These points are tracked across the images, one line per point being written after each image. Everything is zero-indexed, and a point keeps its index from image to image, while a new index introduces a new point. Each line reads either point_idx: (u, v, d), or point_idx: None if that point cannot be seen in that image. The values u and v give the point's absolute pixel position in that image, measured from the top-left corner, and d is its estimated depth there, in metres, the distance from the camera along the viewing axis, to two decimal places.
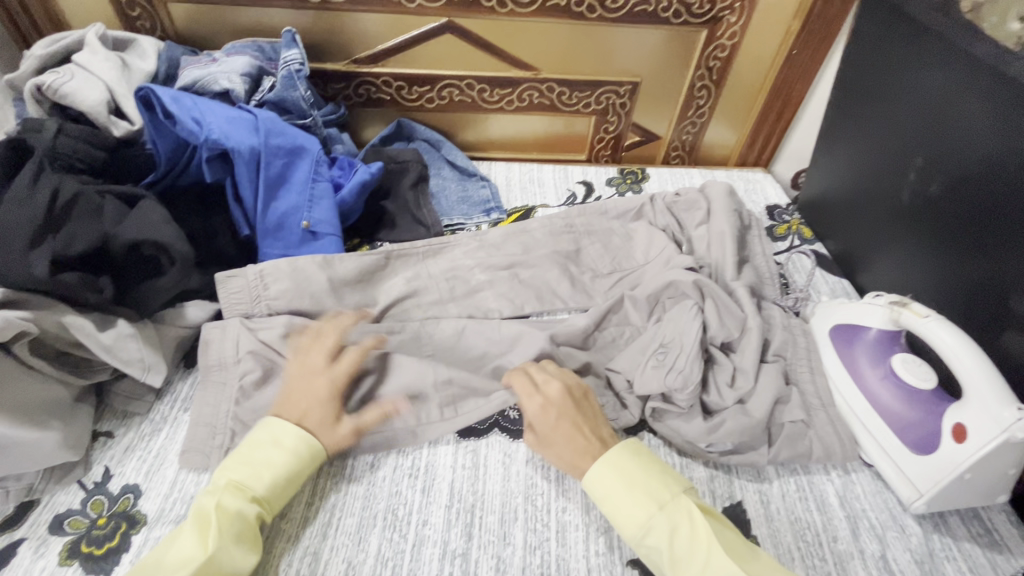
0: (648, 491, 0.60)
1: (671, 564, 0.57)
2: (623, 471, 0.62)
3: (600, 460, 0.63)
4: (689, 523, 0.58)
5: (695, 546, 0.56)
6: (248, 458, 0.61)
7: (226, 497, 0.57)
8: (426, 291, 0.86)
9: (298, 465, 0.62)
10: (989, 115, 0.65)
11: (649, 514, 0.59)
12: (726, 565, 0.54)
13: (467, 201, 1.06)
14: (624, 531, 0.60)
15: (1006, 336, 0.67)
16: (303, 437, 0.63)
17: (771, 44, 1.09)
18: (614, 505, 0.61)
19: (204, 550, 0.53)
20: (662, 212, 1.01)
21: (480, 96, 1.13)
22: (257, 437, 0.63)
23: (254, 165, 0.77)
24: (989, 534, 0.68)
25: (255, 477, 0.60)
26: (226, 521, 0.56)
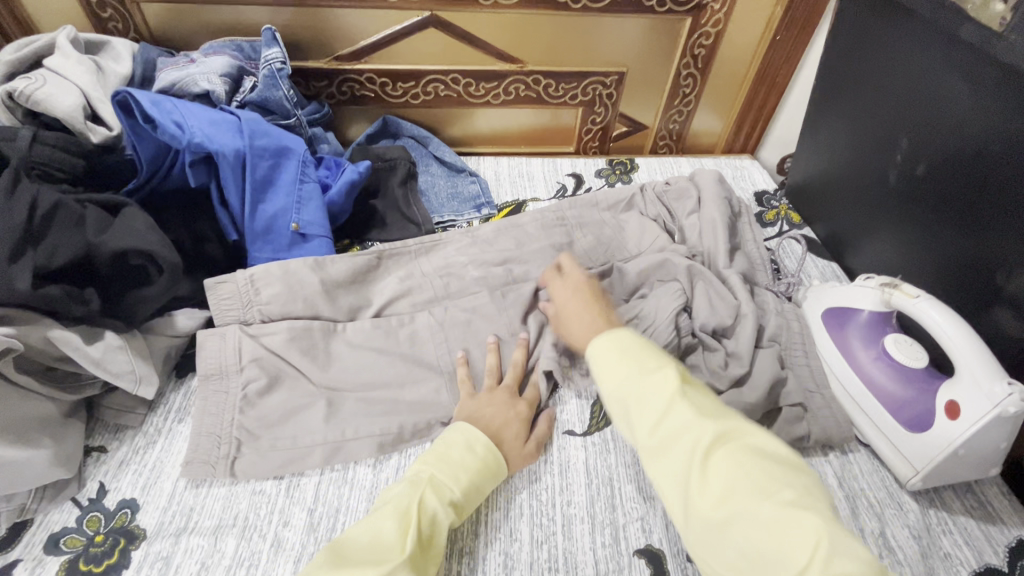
0: (622, 347, 0.59)
1: (632, 410, 0.54)
2: (610, 335, 0.60)
3: (592, 342, 0.61)
4: (655, 372, 0.55)
5: (657, 391, 0.54)
6: (444, 458, 0.63)
7: (429, 495, 0.59)
8: (420, 289, 0.86)
9: (485, 473, 0.64)
10: (973, 97, 0.66)
11: (618, 367, 0.57)
12: (682, 407, 0.52)
13: (457, 197, 1.06)
14: (596, 382, 0.58)
15: (996, 314, 0.68)
16: (491, 446, 0.65)
17: (755, 31, 1.09)
18: (591, 360, 0.60)
19: (403, 549, 0.54)
20: (652, 202, 1.01)
21: (466, 91, 1.11)
22: (451, 439, 0.65)
23: (240, 168, 0.75)
24: (983, 507, 0.70)
25: (451, 478, 0.62)
26: (424, 520, 0.57)
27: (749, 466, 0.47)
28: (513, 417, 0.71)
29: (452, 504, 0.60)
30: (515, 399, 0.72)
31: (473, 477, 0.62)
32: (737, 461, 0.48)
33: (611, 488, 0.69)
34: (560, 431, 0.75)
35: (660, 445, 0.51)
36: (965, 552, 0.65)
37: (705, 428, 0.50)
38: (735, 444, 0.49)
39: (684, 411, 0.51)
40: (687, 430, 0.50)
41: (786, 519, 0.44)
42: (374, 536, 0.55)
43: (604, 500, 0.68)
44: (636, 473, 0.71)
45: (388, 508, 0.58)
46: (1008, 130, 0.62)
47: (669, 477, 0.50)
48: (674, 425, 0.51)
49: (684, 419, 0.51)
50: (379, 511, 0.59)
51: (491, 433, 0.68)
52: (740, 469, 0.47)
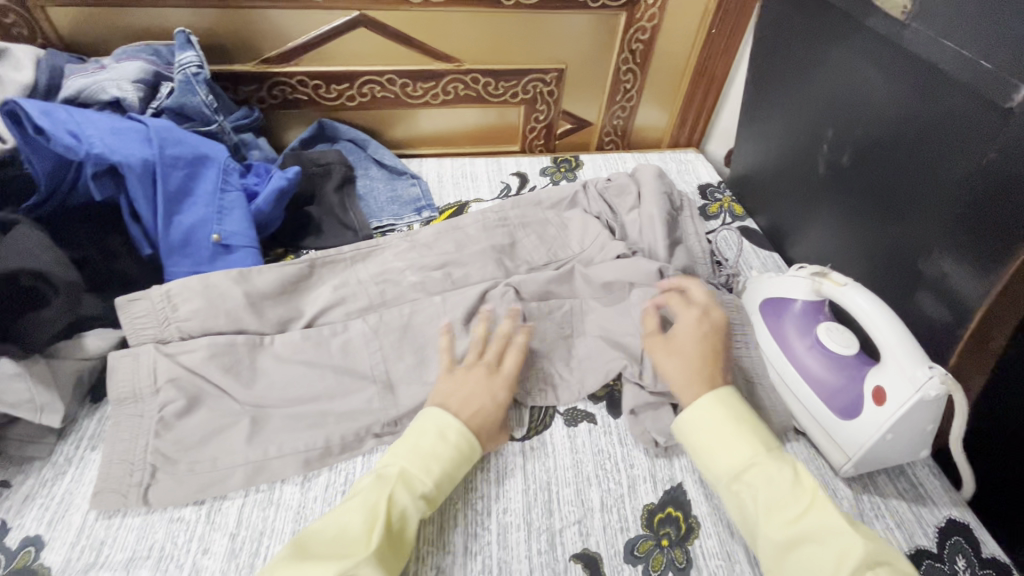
0: (751, 434, 0.62)
1: (763, 505, 0.57)
2: (729, 409, 0.64)
3: (710, 394, 0.65)
4: (794, 474, 0.59)
5: (798, 492, 0.57)
6: (416, 448, 0.63)
7: (399, 486, 0.59)
8: (355, 297, 0.83)
9: (460, 461, 0.64)
10: (887, 87, 0.67)
11: (754, 455, 0.60)
12: (827, 518, 0.55)
13: (397, 201, 1.03)
14: (721, 466, 0.61)
15: (920, 298, 0.69)
16: (465, 433, 0.65)
17: (691, 25, 1.09)
18: (716, 439, 0.63)
19: (369, 545, 0.54)
20: (595, 199, 1.01)
21: (403, 92, 1.09)
22: (423, 428, 0.64)
23: (149, 178, 0.72)
24: (914, 488, 0.71)
25: (423, 470, 0.61)
26: (393, 514, 0.58)
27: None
28: (489, 404, 0.68)
29: (423, 495, 0.60)
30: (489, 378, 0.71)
31: (445, 467, 0.62)
32: None
33: (548, 492, 0.68)
34: None
35: (798, 548, 0.54)
36: (896, 535, 0.66)
37: (852, 541, 0.52)
38: (883, 568, 0.51)
39: (828, 518, 0.55)
40: (833, 539, 0.53)
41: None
42: (338, 528, 0.56)
43: (542, 505, 0.66)
44: (574, 475, 0.69)
45: (357, 499, 0.58)
46: (918, 118, 0.63)
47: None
48: (814, 530, 0.54)
49: (828, 529, 0.54)
50: (349, 498, 0.59)
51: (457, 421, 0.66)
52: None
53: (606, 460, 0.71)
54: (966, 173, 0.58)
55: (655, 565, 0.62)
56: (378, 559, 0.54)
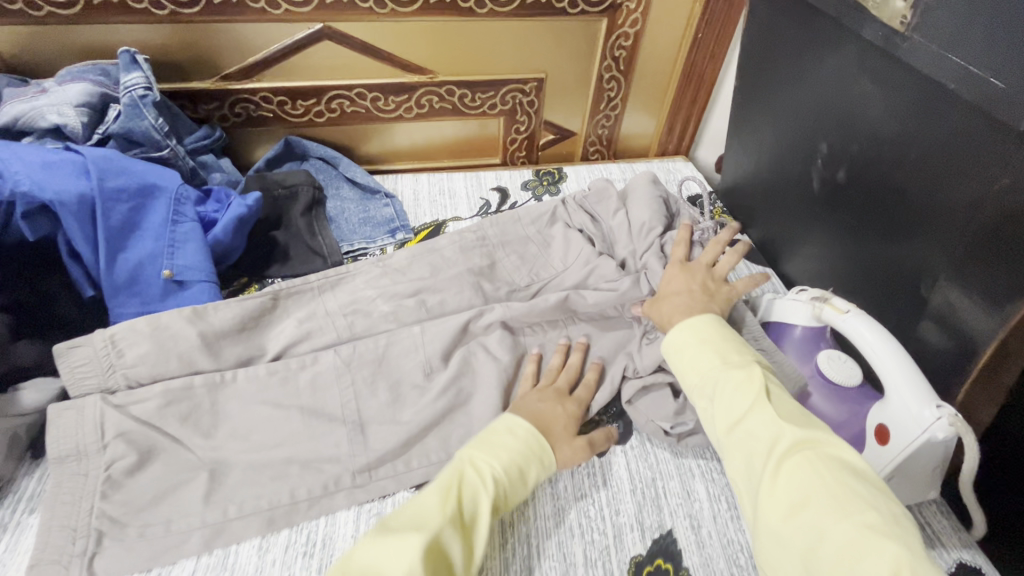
0: (712, 348, 0.60)
1: (714, 408, 0.56)
2: (696, 330, 0.63)
3: (685, 319, 0.65)
4: (742, 375, 0.55)
5: (742, 392, 0.54)
6: (487, 439, 0.62)
7: (470, 468, 0.59)
8: (321, 331, 0.78)
9: (528, 457, 0.62)
10: (883, 98, 0.61)
11: (711, 366, 0.58)
12: (767, 413, 0.52)
13: (370, 222, 0.98)
14: (687, 383, 0.60)
15: (923, 327, 0.65)
16: (532, 430, 0.64)
17: (676, 28, 1.04)
18: (680, 359, 0.62)
19: (443, 517, 0.53)
20: (575, 211, 0.96)
21: (375, 106, 1.03)
22: (495, 427, 0.64)
23: (88, 215, 0.67)
24: (922, 530, 0.66)
25: (491, 457, 0.60)
26: (465, 495, 0.56)
27: (824, 474, 0.46)
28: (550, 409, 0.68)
29: (495, 479, 0.59)
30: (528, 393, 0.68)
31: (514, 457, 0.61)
32: (821, 469, 0.46)
33: (528, 546, 0.62)
34: None
35: (737, 444, 0.52)
36: None
37: (783, 431, 0.50)
38: (811, 454, 0.48)
39: (767, 413, 0.52)
40: (768, 432, 0.50)
41: (859, 539, 0.42)
42: (415, 502, 0.55)
43: (521, 560, 0.61)
44: (556, 526, 0.64)
45: (430, 487, 0.56)
46: (918, 135, 0.58)
47: (744, 476, 0.51)
48: (753, 423, 0.52)
49: (767, 423, 0.51)
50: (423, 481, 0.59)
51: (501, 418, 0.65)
52: (817, 477, 0.46)
53: (590, 507, 0.66)
54: (975, 197, 0.53)
55: None
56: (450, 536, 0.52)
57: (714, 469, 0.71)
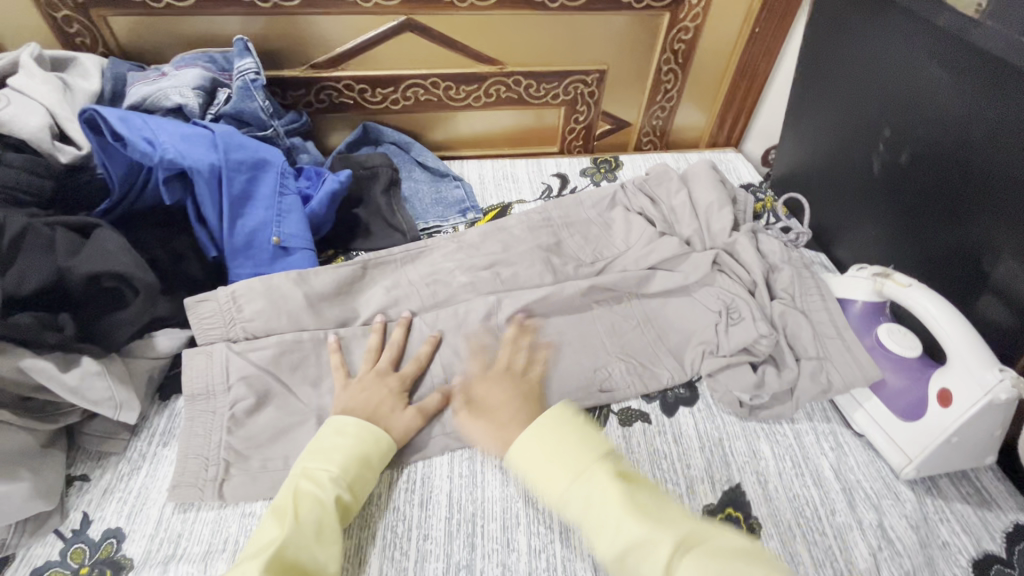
0: (561, 458, 0.56)
1: (591, 525, 0.52)
2: (545, 437, 0.58)
3: (533, 423, 0.60)
4: (597, 492, 0.53)
5: (610, 506, 0.52)
6: (316, 448, 0.63)
7: (305, 482, 0.60)
8: (407, 297, 0.85)
9: (366, 449, 0.64)
10: (953, 82, 0.66)
11: (563, 483, 0.55)
12: (632, 533, 0.49)
13: (442, 203, 1.05)
14: (541, 496, 0.56)
15: (983, 300, 0.68)
16: (363, 424, 0.65)
17: (734, 24, 1.08)
18: (531, 466, 0.57)
19: (281, 535, 0.55)
20: (635, 195, 1.01)
21: (447, 94, 1.10)
22: (323, 432, 0.65)
23: (216, 183, 0.74)
24: (980, 493, 0.69)
25: (324, 463, 0.61)
26: (307, 506, 0.58)
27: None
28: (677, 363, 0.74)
29: (331, 484, 0.60)
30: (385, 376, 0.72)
31: (350, 456, 0.62)
32: None
33: None
34: None
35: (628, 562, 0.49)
36: (962, 539, 0.65)
37: (665, 553, 0.47)
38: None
39: (631, 531, 0.49)
40: (648, 546, 0.48)
41: None
42: (255, 537, 0.56)
43: None
44: None
45: (267, 514, 0.58)
46: (988, 117, 0.62)
47: None
48: (632, 543, 0.49)
49: (639, 544, 0.48)
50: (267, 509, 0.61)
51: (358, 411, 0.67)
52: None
53: (663, 460, 0.71)
54: None
55: None
56: (291, 551, 0.54)
57: (779, 430, 0.75)
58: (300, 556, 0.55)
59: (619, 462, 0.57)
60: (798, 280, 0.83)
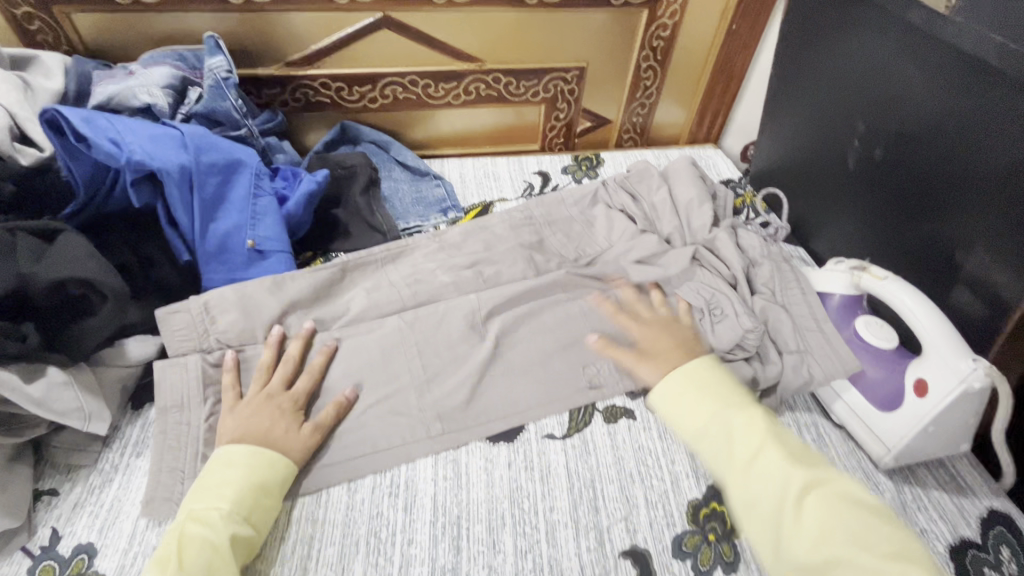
0: (711, 395, 0.66)
1: (723, 450, 0.62)
2: (692, 378, 0.68)
3: (685, 363, 0.71)
4: (751, 421, 0.63)
5: (755, 438, 0.61)
6: (203, 485, 0.60)
7: (190, 524, 0.56)
8: (388, 298, 0.84)
9: (256, 479, 0.61)
10: (925, 78, 0.67)
11: (714, 413, 0.65)
12: (773, 457, 0.59)
13: (422, 202, 1.04)
14: (688, 429, 0.65)
15: (956, 292, 0.70)
16: (255, 451, 0.62)
17: (711, 21, 1.09)
18: (681, 408, 0.67)
19: None
20: (617, 192, 1.02)
21: (426, 92, 1.09)
22: (210, 467, 0.61)
23: (187, 185, 0.72)
24: (955, 480, 0.71)
25: (215, 499, 0.58)
26: (194, 548, 0.54)
27: (831, 501, 0.55)
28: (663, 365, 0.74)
29: (225, 519, 0.57)
30: (281, 397, 0.68)
31: (243, 487, 0.59)
32: (832, 502, 0.55)
33: (593, 490, 0.68)
34: (539, 435, 0.73)
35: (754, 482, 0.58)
36: (940, 526, 0.66)
37: (792, 471, 0.57)
38: (825, 491, 0.56)
39: (773, 456, 0.59)
40: (774, 474, 0.58)
41: (880, 565, 0.49)
42: None
43: (587, 502, 0.67)
44: (617, 472, 0.70)
45: (151, 563, 0.54)
46: (959, 111, 0.64)
47: (760, 512, 0.57)
48: (766, 464, 0.59)
49: (775, 464, 0.58)
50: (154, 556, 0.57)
51: (250, 433, 0.64)
52: (833, 513, 0.54)
53: (648, 456, 0.71)
54: (1014, 165, 0.59)
55: (703, 560, 0.62)
56: None
57: None
58: None
59: (772, 413, 0.66)
60: (778, 275, 0.83)
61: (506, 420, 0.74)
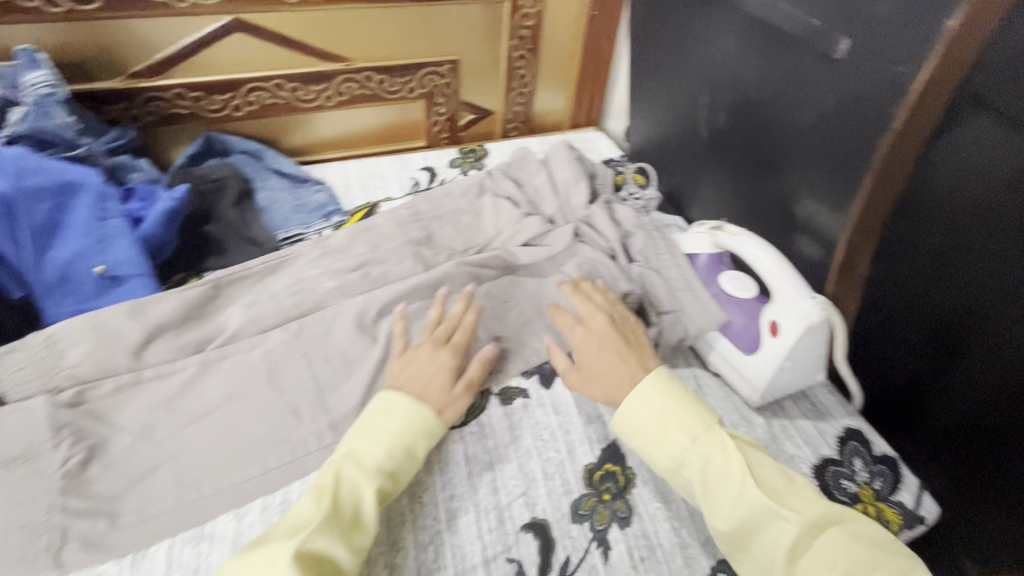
0: (677, 427, 0.61)
1: (703, 489, 0.58)
2: (654, 405, 0.64)
3: (639, 383, 0.67)
4: (723, 454, 0.58)
5: (731, 475, 0.56)
6: (367, 428, 0.63)
7: (347, 466, 0.59)
8: (268, 312, 0.80)
9: (407, 435, 0.63)
10: (743, 50, 0.74)
11: (681, 446, 0.60)
12: (753, 497, 0.54)
13: (303, 209, 1.00)
14: (658, 463, 0.62)
15: (798, 240, 0.77)
16: (414, 405, 0.65)
17: (572, 9, 1.14)
18: (646, 439, 0.63)
19: (319, 512, 0.54)
20: (502, 180, 1.03)
21: (295, 96, 1.05)
22: (371, 411, 0.65)
23: (8, 214, 0.69)
24: (816, 407, 0.79)
25: (373, 445, 0.61)
26: (347, 490, 0.58)
27: (831, 545, 0.50)
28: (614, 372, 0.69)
29: (377, 472, 0.59)
30: (444, 352, 0.72)
31: (397, 439, 0.62)
32: (831, 545, 0.50)
33: (492, 473, 0.69)
34: None
35: (738, 529, 0.54)
36: (804, 450, 0.73)
37: (781, 515, 0.52)
38: (819, 535, 0.51)
39: (753, 498, 0.54)
40: (765, 519, 0.53)
41: None
42: (291, 516, 0.56)
43: (486, 485, 0.68)
44: (515, 450, 0.71)
45: (308, 491, 0.58)
46: (771, 77, 0.71)
47: (756, 559, 0.52)
48: (748, 508, 0.53)
49: (758, 506, 0.53)
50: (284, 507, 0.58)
51: (409, 391, 0.67)
52: (831, 562, 0.48)
53: (544, 431, 0.73)
54: (818, 121, 0.66)
55: (600, 519, 0.65)
56: (325, 535, 0.53)
57: None
58: (329, 543, 0.53)
59: (744, 437, 0.61)
60: (651, 242, 0.87)
61: None
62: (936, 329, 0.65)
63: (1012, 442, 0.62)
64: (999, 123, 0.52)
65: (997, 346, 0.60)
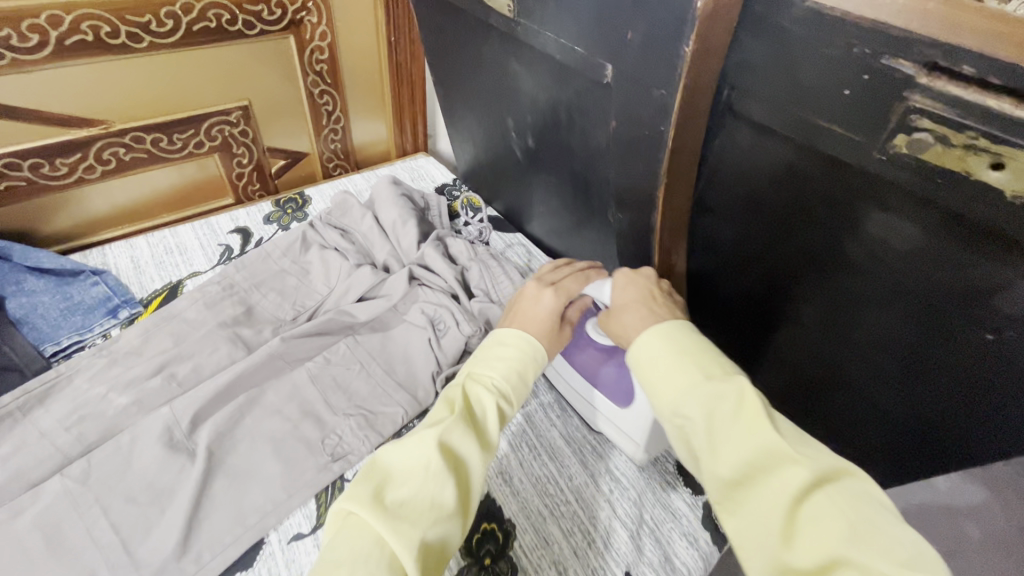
0: (694, 361, 0.49)
1: (705, 429, 0.44)
2: (672, 337, 0.51)
3: (664, 320, 0.54)
4: (742, 394, 0.45)
5: (736, 415, 0.43)
6: (482, 356, 0.59)
7: (473, 381, 0.55)
8: (37, 461, 0.64)
9: (525, 360, 0.58)
10: (529, 74, 0.74)
11: (690, 381, 0.47)
12: (767, 439, 0.41)
13: (77, 309, 0.82)
14: (658, 401, 0.49)
15: (622, 249, 0.80)
16: (522, 335, 0.60)
17: (368, 37, 1.07)
18: (654, 371, 0.50)
19: (453, 415, 0.50)
20: (326, 230, 0.94)
21: (39, 173, 0.86)
22: (488, 341, 0.61)
23: None
24: None
25: (493, 370, 0.56)
26: (476, 403, 0.53)
27: (844, 498, 0.36)
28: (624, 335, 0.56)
29: (500, 388, 0.55)
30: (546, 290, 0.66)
31: (520, 361, 0.58)
32: (842, 497, 0.36)
33: None
34: (286, 539, 0.63)
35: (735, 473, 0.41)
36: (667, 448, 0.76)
37: (796, 458, 0.39)
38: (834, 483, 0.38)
39: (765, 438, 0.41)
40: (770, 465, 0.40)
41: None
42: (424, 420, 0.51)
43: None
44: None
45: (438, 401, 0.54)
46: (559, 98, 0.71)
47: (746, 514, 0.39)
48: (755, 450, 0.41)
49: (770, 451, 0.40)
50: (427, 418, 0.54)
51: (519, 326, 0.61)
52: (841, 515, 0.35)
53: None
54: (609, 138, 0.67)
55: None
56: (451, 441, 0.48)
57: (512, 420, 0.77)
58: (457, 448, 0.48)
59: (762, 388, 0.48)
60: (486, 272, 0.86)
61: (238, 543, 0.61)
62: (752, 309, 0.71)
63: (840, 392, 0.69)
64: (749, 129, 0.56)
65: (800, 317, 0.66)
